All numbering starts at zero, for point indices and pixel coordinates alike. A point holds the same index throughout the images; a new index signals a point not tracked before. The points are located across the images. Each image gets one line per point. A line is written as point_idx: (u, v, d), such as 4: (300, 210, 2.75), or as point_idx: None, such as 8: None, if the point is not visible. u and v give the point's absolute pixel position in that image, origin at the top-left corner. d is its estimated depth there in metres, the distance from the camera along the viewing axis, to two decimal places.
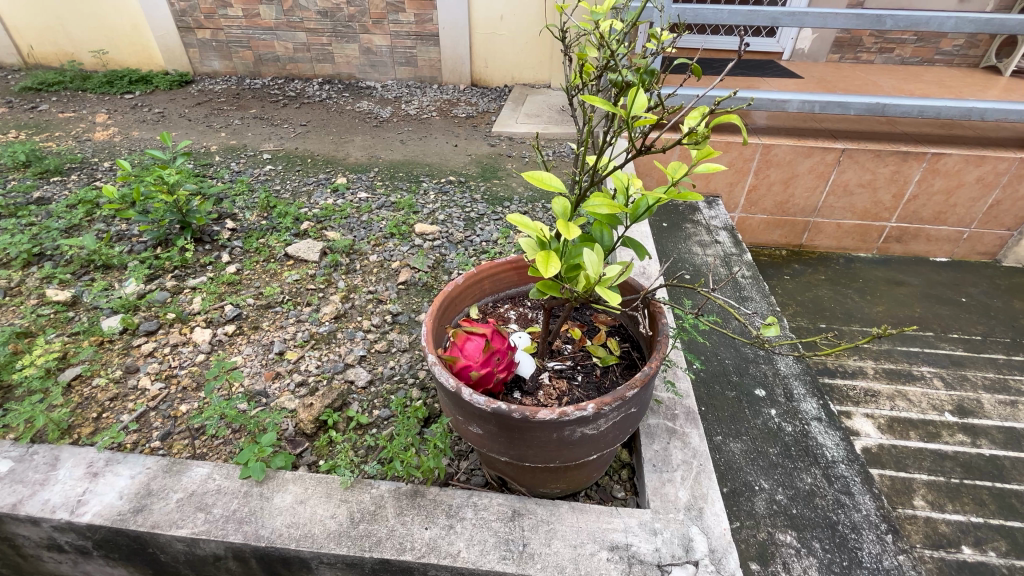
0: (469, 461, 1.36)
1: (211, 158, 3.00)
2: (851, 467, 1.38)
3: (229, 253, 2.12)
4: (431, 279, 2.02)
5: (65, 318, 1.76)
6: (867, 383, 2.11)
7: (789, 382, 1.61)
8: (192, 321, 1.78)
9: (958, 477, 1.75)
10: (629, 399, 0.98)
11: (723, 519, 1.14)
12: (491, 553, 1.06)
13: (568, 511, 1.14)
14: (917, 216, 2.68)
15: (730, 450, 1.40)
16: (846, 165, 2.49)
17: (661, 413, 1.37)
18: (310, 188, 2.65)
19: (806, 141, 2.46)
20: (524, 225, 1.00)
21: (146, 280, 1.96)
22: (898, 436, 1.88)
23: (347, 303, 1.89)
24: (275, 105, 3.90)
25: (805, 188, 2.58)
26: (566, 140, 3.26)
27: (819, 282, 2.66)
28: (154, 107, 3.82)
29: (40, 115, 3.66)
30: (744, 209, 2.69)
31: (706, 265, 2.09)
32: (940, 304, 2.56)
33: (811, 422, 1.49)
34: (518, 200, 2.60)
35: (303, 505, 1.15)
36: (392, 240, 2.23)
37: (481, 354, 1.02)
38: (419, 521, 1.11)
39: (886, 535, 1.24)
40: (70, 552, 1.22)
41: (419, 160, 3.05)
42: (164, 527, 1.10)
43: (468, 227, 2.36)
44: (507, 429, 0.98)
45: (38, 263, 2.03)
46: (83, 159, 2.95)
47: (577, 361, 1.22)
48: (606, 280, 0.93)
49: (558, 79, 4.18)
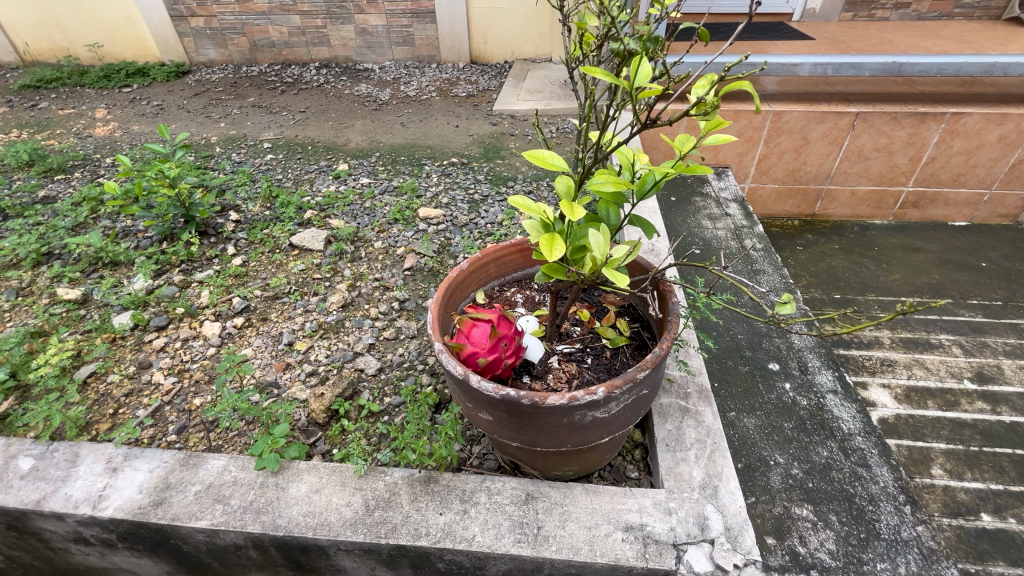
0: (481, 446, 1.36)
1: (212, 149, 2.98)
2: (868, 439, 1.36)
3: (234, 245, 2.11)
4: (437, 264, 2.01)
5: (77, 316, 1.78)
6: (883, 353, 2.07)
7: (803, 356, 1.58)
8: (201, 315, 1.79)
9: (977, 445, 1.72)
10: (640, 381, 0.96)
11: (739, 497, 1.12)
12: (506, 536, 1.06)
13: (582, 494, 1.13)
14: (935, 180, 2.59)
15: (744, 426, 1.39)
16: (861, 130, 2.40)
17: (673, 393, 1.35)
18: (312, 176, 2.63)
19: (818, 106, 2.37)
20: (526, 208, 0.96)
21: (154, 276, 1.96)
22: (915, 405, 1.85)
23: (354, 291, 1.88)
24: (273, 92, 3.85)
25: (817, 155, 2.50)
26: (569, 115, 3.19)
27: (833, 252, 2.60)
28: (153, 100, 3.79)
29: (40, 113, 3.65)
30: (755, 179, 2.62)
31: (717, 239, 2.05)
32: (958, 270, 2.49)
33: (827, 395, 1.47)
34: (522, 179, 2.56)
35: (319, 494, 1.16)
36: (396, 226, 2.21)
37: (488, 341, 1.00)
38: (433, 507, 1.12)
39: (904, 506, 1.22)
40: (96, 544, 1.24)
41: (421, 143, 3.01)
42: (184, 519, 1.12)
43: (472, 210, 2.33)
44: (517, 415, 0.97)
45: (47, 262, 2.05)
46: (86, 155, 2.95)
47: (586, 344, 1.20)
48: (613, 261, 0.89)
49: (559, 52, 4.07)
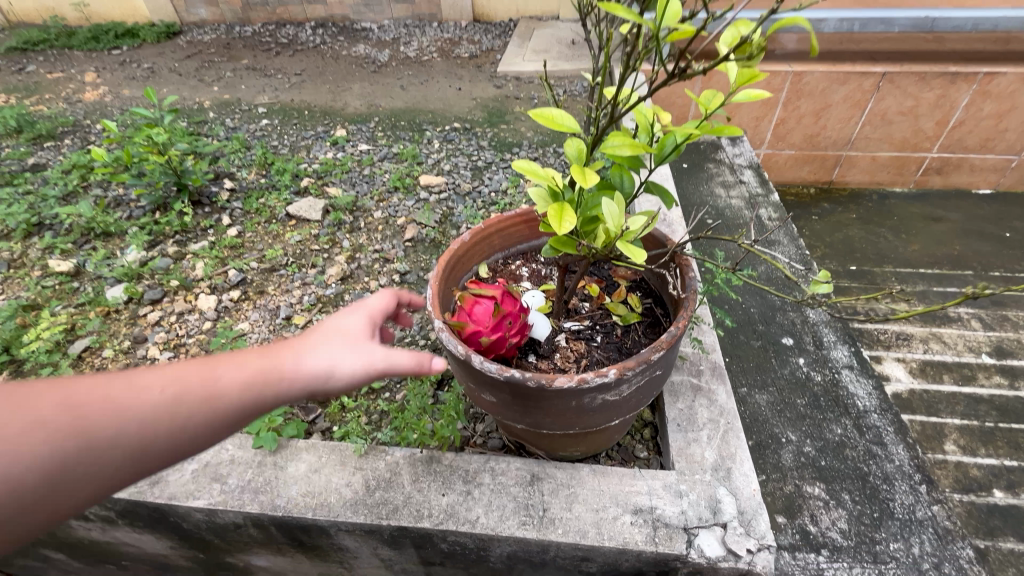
0: (485, 424, 1.32)
1: (205, 115, 2.87)
2: (884, 417, 1.31)
3: (229, 215, 2.04)
4: (439, 235, 1.93)
5: (70, 289, 1.74)
6: (899, 326, 2.00)
7: (818, 330, 1.51)
8: (196, 288, 1.73)
9: (992, 421, 1.67)
10: (654, 362, 0.89)
11: (753, 480, 1.08)
12: (511, 519, 1.03)
13: (589, 475, 1.09)
14: (961, 145, 2.45)
15: (755, 402, 1.34)
16: (885, 92, 2.26)
17: (685, 370, 1.29)
18: (309, 142, 2.52)
19: (842, 66, 2.20)
20: (532, 174, 0.88)
21: (147, 247, 1.90)
22: (930, 380, 1.80)
23: (353, 263, 1.82)
24: (268, 54, 3.68)
25: (838, 119, 2.37)
26: (577, 77, 3.03)
27: (850, 222, 2.49)
28: (143, 63, 3.64)
29: (28, 77, 3.52)
30: (771, 145, 2.49)
31: (731, 208, 1.95)
32: (980, 240, 2.39)
33: (842, 370, 1.41)
34: (527, 145, 2.44)
35: (318, 474, 1.12)
36: (396, 194, 2.12)
37: (491, 319, 0.93)
38: (435, 488, 1.09)
39: (919, 486, 1.18)
40: (96, 521, 1.23)
41: (422, 107, 2.87)
42: (181, 499, 1.10)
43: (475, 177, 2.23)
44: (522, 398, 0.91)
45: (38, 233, 1.99)
46: (75, 121, 2.85)
47: (595, 321, 1.14)
48: (629, 234, 0.82)
49: (566, 9, 3.85)
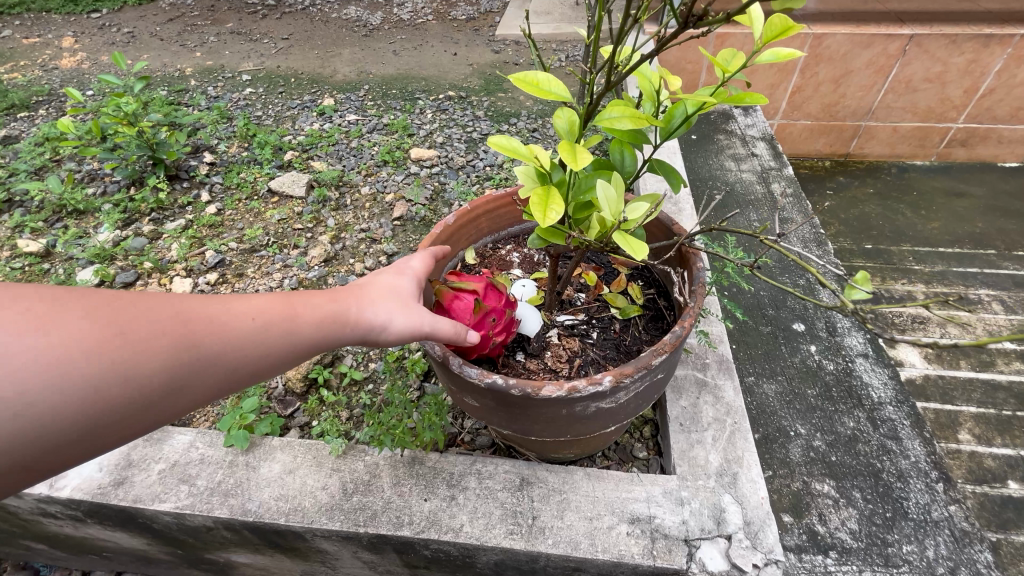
0: (473, 420, 1.24)
1: (187, 82, 2.71)
2: (900, 410, 1.21)
3: (208, 191, 1.92)
4: (430, 213, 1.82)
5: (40, 271, 1.64)
6: (916, 309, 1.88)
7: (832, 315, 1.40)
8: (171, 270, 1.64)
9: (1011, 410, 1.57)
10: (655, 367, 0.80)
11: (761, 487, 1.00)
12: (497, 527, 0.96)
13: (583, 479, 1.01)
14: (990, 115, 2.28)
15: (763, 393, 1.25)
16: (912, 56, 2.08)
17: (688, 363, 1.20)
18: (294, 112, 2.38)
19: (866, 27, 2.02)
20: (514, 152, 0.76)
21: (121, 226, 1.80)
22: (947, 366, 1.70)
23: (337, 243, 1.71)
24: (254, 17, 3.48)
25: (859, 87, 2.19)
26: (580, 41, 2.84)
27: (867, 197, 2.35)
28: (123, 27, 3.44)
29: (4, 42, 3.35)
30: (785, 115, 2.33)
31: (743, 185, 1.82)
32: (1006, 217, 2.24)
33: (856, 359, 1.31)
34: (526, 115, 2.29)
35: (292, 475, 1.05)
36: (385, 168, 1.99)
37: (472, 317, 0.83)
38: (417, 492, 1.01)
39: (937, 484, 1.09)
40: (65, 519, 1.17)
41: (415, 74, 2.70)
42: (146, 502, 1.03)
43: (469, 150, 2.09)
44: (507, 405, 0.82)
45: (8, 210, 1.89)
46: (51, 90, 2.70)
47: (591, 314, 1.04)
48: (628, 225, 0.72)
49: None
